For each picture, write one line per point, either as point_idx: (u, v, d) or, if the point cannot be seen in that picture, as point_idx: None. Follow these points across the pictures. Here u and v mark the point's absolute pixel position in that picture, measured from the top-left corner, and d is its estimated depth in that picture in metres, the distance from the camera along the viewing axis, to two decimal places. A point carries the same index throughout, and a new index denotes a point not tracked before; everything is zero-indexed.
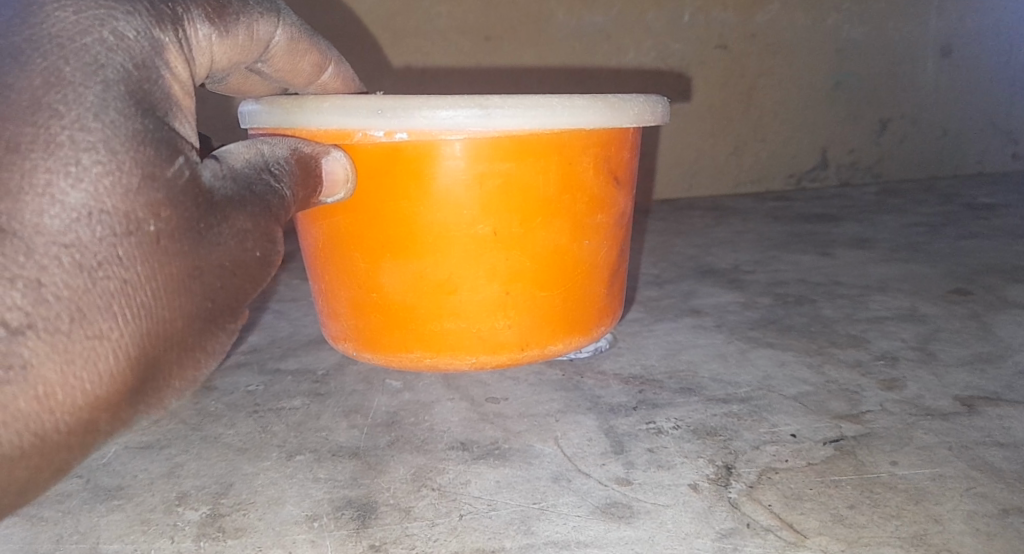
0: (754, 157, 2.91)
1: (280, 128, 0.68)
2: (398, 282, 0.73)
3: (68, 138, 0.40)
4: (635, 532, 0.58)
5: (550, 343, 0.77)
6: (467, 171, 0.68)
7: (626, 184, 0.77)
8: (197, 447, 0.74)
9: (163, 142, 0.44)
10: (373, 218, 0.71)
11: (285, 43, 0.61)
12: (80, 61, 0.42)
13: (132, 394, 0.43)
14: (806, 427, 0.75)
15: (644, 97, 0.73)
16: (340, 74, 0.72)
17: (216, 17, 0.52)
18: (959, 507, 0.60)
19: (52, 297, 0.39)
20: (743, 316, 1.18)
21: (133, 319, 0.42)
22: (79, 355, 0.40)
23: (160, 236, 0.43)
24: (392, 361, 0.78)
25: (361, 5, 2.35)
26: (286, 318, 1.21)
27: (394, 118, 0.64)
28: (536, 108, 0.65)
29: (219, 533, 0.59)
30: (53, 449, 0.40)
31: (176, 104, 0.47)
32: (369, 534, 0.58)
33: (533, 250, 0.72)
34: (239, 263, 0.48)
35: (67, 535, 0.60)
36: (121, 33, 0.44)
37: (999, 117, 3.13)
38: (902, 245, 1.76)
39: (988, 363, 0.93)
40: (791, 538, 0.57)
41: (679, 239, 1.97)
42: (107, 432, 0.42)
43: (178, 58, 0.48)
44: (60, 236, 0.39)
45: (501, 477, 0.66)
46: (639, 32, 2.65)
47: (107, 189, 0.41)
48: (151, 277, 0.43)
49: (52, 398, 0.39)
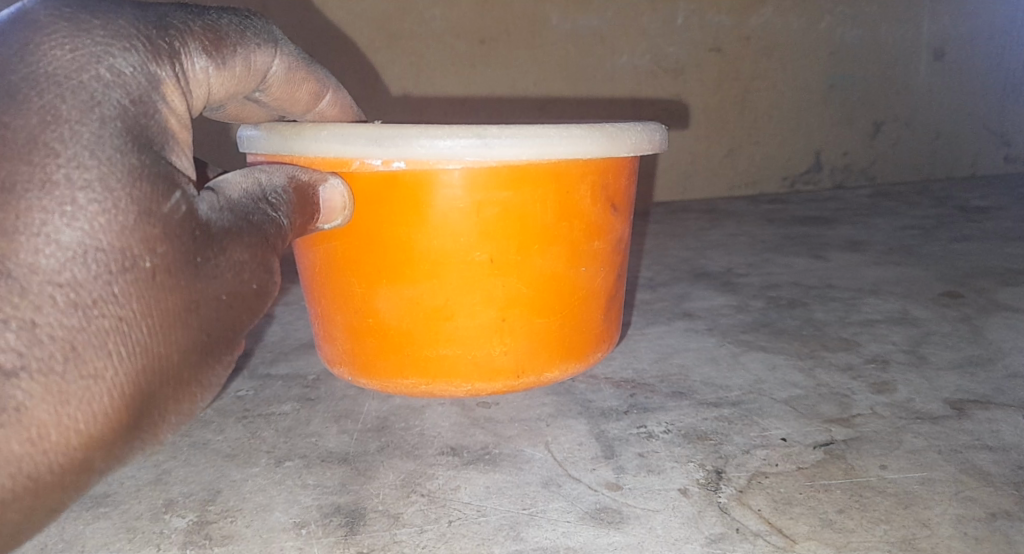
0: (749, 158, 2.91)
1: (279, 153, 0.68)
2: (394, 308, 0.73)
3: (63, 176, 0.40)
4: (624, 538, 0.58)
5: (546, 369, 0.77)
6: (465, 199, 0.68)
7: (624, 211, 0.77)
8: (185, 454, 0.73)
9: (160, 177, 0.43)
10: (370, 244, 0.71)
11: (283, 73, 0.60)
12: (77, 98, 0.41)
13: (128, 431, 0.42)
14: (797, 431, 0.75)
15: (642, 125, 0.73)
16: (338, 102, 0.71)
17: (213, 49, 0.52)
18: (947, 511, 0.61)
19: (46, 337, 0.38)
20: (736, 319, 1.18)
21: (129, 357, 0.41)
22: (74, 395, 0.39)
23: (156, 271, 0.42)
24: (388, 386, 0.77)
25: (356, 7, 2.35)
26: (278, 322, 1.21)
27: (392, 147, 0.64)
28: (533, 138, 0.65)
29: (206, 541, 0.59)
30: (46, 489, 0.40)
31: (172, 137, 0.46)
32: (357, 540, 0.58)
33: (529, 275, 0.72)
34: (236, 295, 0.48)
35: (52, 543, 0.59)
36: (118, 69, 0.44)
37: (992, 120, 3.15)
38: (895, 248, 1.76)
39: (978, 365, 0.94)
40: (780, 543, 0.57)
41: (674, 242, 1.97)
42: (101, 470, 0.42)
43: (174, 91, 0.47)
44: (55, 275, 0.39)
45: (491, 483, 0.66)
46: (634, 36, 2.66)
47: (102, 226, 0.40)
48: (147, 314, 0.42)
49: (45, 440, 0.39)
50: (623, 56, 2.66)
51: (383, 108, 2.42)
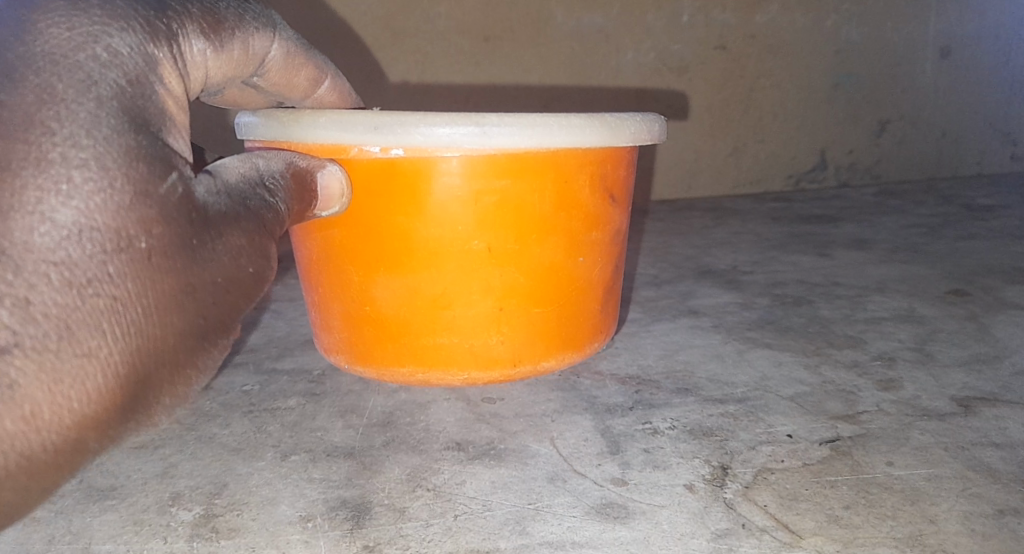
0: (753, 157, 2.90)
1: (277, 140, 0.68)
2: (392, 297, 0.73)
3: (59, 155, 0.40)
4: (630, 532, 0.58)
5: (543, 360, 0.77)
6: (463, 187, 0.68)
7: (623, 201, 0.77)
8: (192, 447, 0.74)
9: (156, 158, 0.43)
10: (369, 233, 0.71)
11: (282, 57, 0.61)
12: (73, 77, 0.41)
13: (122, 412, 0.42)
14: (803, 428, 0.75)
15: (641, 116, 0.72)
16: (337, 89, 0.71)
17: (211, 32, 0.52)
18: (955, 508, 0.60)
19: (40, 315, 0.38)
20: (741, 317, 1.18)
21: (124, 337, 0.41)
22: (68, 374, 0.39)
23: (152, 252, 0.42)
24: (385, 375, 0.77)
25: (360, 6, 2.35)
26: (284, 318, 1.21)
27: (391, 135, 0.64)
28: (531, 126, 0.65)
29: (213, 533, 0.59)
30: (39, 468, 0.40)
31: (170, 119, 0.46)
32: (363, 534, 0.58)
33: (527, 266, 0.72)
34: (232, 279, 0.48)
35: (60, 535, 0.59)
36: (115, 49, 0.44)
37: (998, 118, 3.13)
38: (901, 246, 1.75)
39: (985, 363, 0.93)
40: (786, 539, 0.57)
41: (678, 240, 1.97)
42: (95, 451, 0.42)
43: (172, 73, 0.47)
44: (50, 253, 0.39)
45: (497, 478, 0.66)
46: (638, 34, 2.66)
47: (98, 206, 0.40)
48: (142, 295, 0.42)
49: (38, 418, 0.39)
50: (626, 54, 2.65)
51: (386, 105, 2.42)
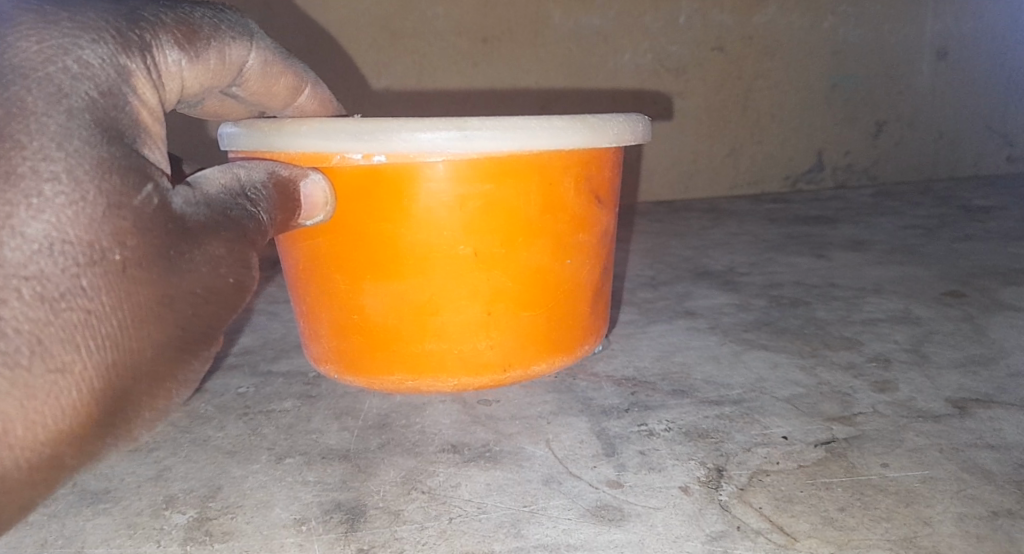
0: (750, 158, 2.90)
1: (259, 150, 0.68)
2: (380, 304, 0.73)
3: (29, 169, 0.40)
4: (625, 535, 0.58)
5: (533, 364, 0.77)
6: (449, 193, 0.68)
7: (609, 202, 0.77)
8: (186, 450, 0.74)
9: (131, 169, 0.43)
10: (356, 240, 0.70)
11: (259, 66, 0.61)
12: (44, 90, 0.41)
13: (100, 426, 0.42)
14: (798, 429, 0.75)
15: (624, 117, 0.72)
16: (317, 96, 0.71)
17: (186, 43, 0.52)
18: (949, 509, 0.60)
19: (12, 330, 0.38)
20: (738, 318, 1.18)
21: (99, 350, 0.41)
22: (41, 389, 0.39)
23: (126, 264, 0.42)
24: (375, 383, 0.77)
25: (360, 7, 2.36)
26: (279, 320, 1.21)
27: (373, 141, 0.64)
28: (514, 130, 0.65)
29: (207, 536, 0.59)
30: (13, 486, 0.39)
31: (145, 130, 0.46)
32: (357, 537, 0.58)
33: (515, 270, 0.72)
34: (211, 289, 0.48)
35: (53, 539, 0.59)
36: (86, 61, 0.44)
37: (995, 119, 3.13)
38: (898, 247, 1.76)
39: (981, 365, 0.93)
40: (780, 541, 0.57)
41: (675, 241, 1.97)
42: (73, 467, 0.41)
43: (145, 84, 0.48)
44: (21, 268, 0.38)
45: (491, 480, 0.66)
46: (635, 35, 2.66)
47: (69, 219, 0.40)
48: (117, 308, 0.42)
49: (11, 435, 0.38)
50: (625, 55, 2.66)
51: (384, 107, 2.43)
